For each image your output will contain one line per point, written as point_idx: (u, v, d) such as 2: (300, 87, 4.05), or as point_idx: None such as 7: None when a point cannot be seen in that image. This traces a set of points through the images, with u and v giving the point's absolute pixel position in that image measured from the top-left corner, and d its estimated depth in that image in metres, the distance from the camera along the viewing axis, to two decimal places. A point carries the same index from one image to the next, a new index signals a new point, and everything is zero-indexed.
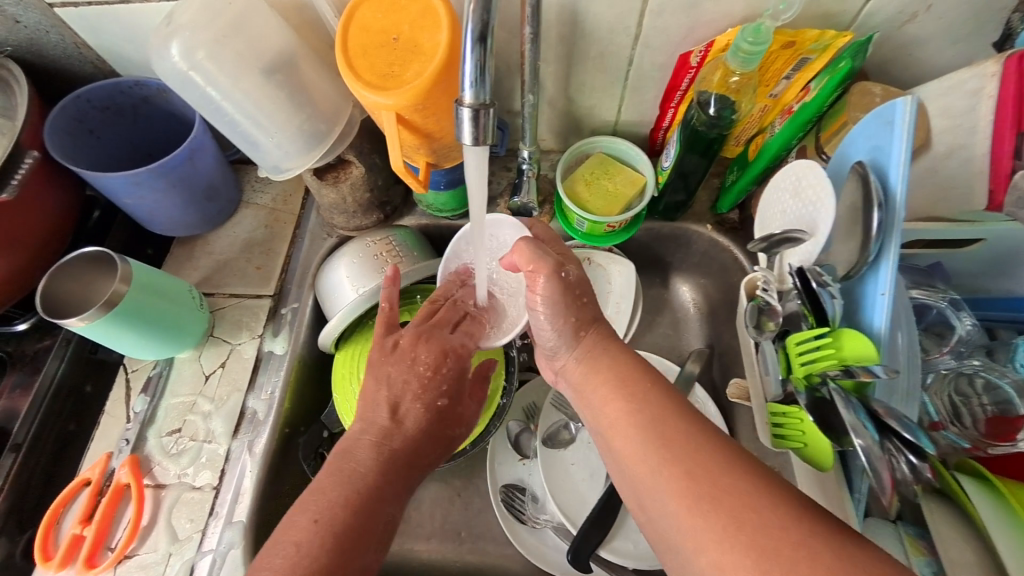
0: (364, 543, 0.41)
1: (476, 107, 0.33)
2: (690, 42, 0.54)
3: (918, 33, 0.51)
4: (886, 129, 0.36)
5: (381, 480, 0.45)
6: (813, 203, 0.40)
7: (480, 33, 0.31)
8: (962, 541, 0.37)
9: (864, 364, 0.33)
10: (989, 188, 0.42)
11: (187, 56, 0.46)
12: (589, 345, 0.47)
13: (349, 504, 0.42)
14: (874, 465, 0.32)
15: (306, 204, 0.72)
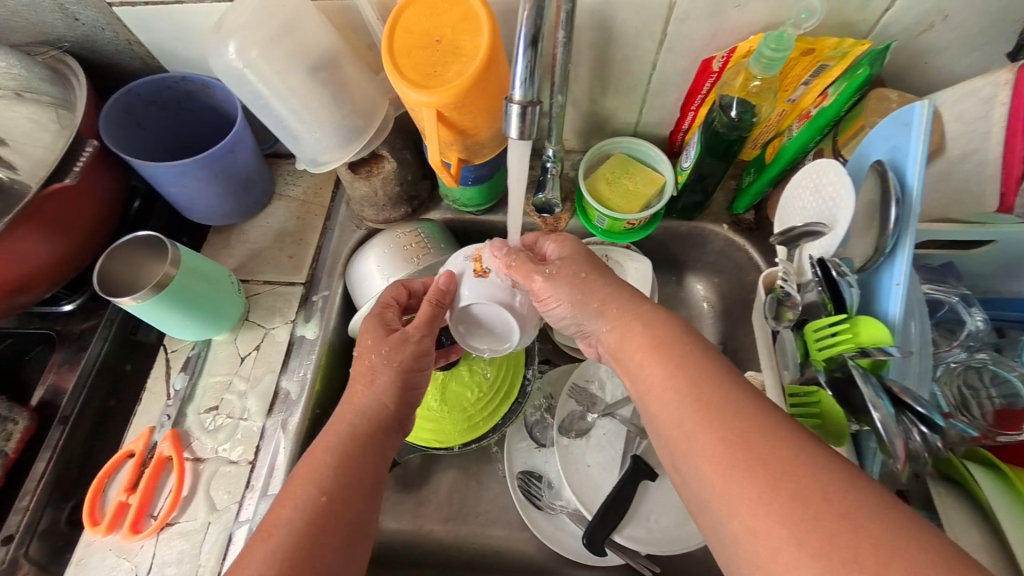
0: (351, 498, 0.43)
1: (524, 104, 0.35)
2: (712, 48, 0.57)
3: (933, 42, 0.53)
4: (904, 131, 0.38)
5: (359, 442, 0.47)
6: (831, 201, 0.42)
7: (531, 37, 0.33)
8: (971, 525, 0.39)
9: (879, 346, 0.35)
10: (1000, 190, 0.44)
11: (242, 55, 0.49)
12: (615, 313, 0.47)
13: (331, 470, 0.44)
14: (889, 438, 0.34)
15: (335, 197, 0.75)
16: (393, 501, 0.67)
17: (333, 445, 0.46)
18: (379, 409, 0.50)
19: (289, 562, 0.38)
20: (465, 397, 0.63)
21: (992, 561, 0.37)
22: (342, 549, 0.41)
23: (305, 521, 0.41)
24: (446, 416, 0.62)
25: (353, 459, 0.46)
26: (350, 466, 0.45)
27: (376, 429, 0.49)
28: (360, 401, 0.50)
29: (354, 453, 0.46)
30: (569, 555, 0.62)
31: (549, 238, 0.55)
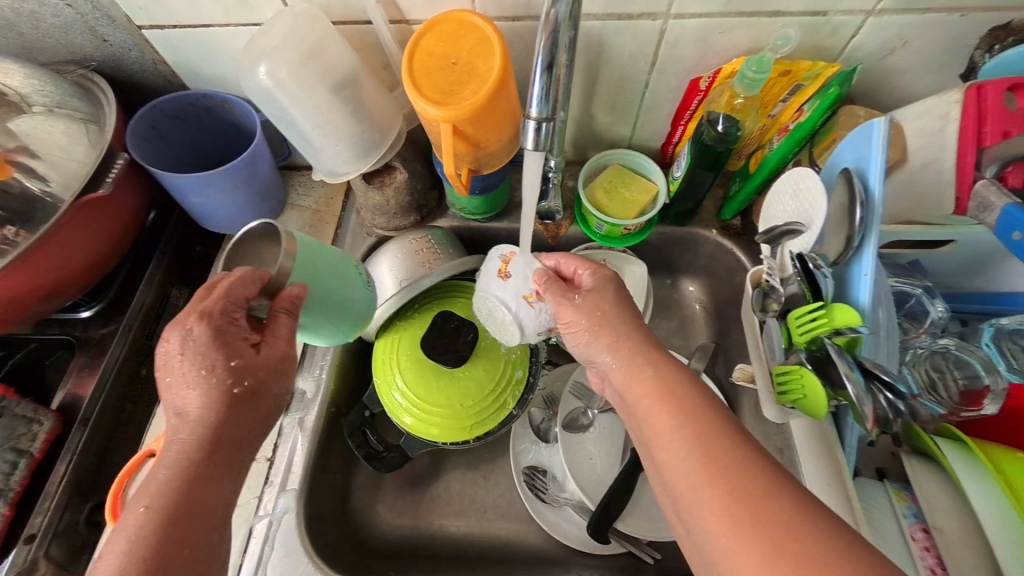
0: (175, 550, 0.38)
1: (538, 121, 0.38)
2: (700, 69, 0.62)
3: (897, 65, 0.60)
4: (866, 143, 0.43)
5: (186, 475, 0.41)
6: (809, 204, 0.47)
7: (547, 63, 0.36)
8: (941, 492, 0.44)
9: (852, 327, 0.39)
10: (955, 195, 0.49)
11: (271, 75, 0.53)
12: (626, 353, 0.50)
13: (154, 523, 0.38)
14: (861, 402, 0.39)
15: (346, 206, 0.79)
16: (404, 499, 0.70)
17: (161, 480, 0.40)
18: (221, 427, 0.43)
19: None
20: (471, 396, 0.66)
21: (959, 524, 0.42)
22: (197, 572, 0.39)
23: None
24: (455, 413, 0.65)
25: (187, 487, 0.40)
26: (189, 496, 0.40)
27: (218, 444, 0.43)
28: (196, 415, 0.42)
29: (193, 485, 0.41)
30: (575, 545, 0.65)
31: (582, 268, 0.60)
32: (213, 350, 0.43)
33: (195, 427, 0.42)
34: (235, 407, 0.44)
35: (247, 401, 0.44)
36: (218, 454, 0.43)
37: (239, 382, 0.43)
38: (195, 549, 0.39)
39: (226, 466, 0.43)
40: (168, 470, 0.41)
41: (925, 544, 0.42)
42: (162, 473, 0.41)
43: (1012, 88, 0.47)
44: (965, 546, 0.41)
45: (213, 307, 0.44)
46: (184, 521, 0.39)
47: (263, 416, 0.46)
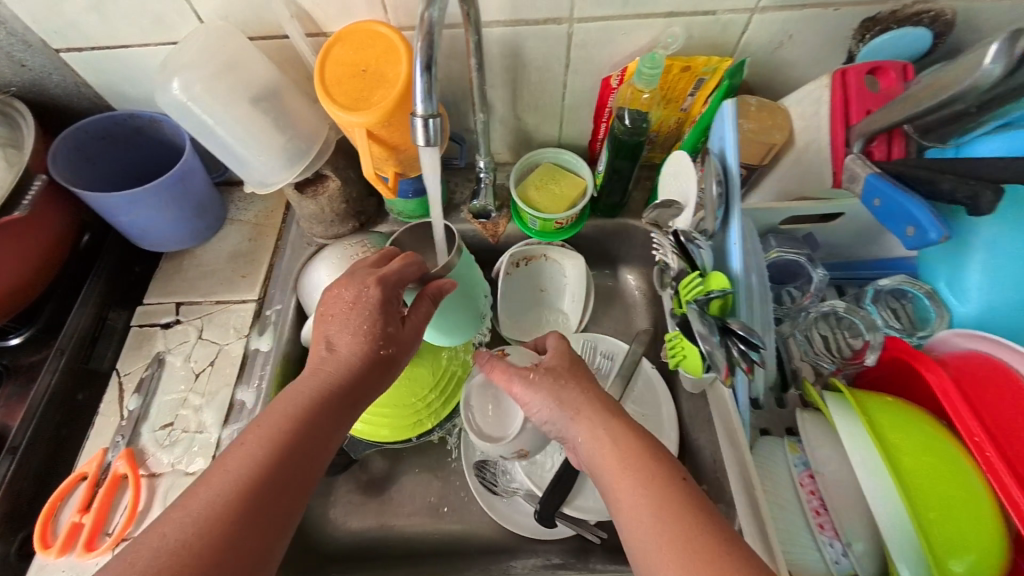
0: (291, 478, 0.40)
1: (425, 118, 0.39)
2: (610, 68, 0.66)
3: (786, 57, 0.65)
4: (720, 121, 0.45)
5: (320, 408, 0.44)
6: (685, 182, 0.48)
7: (424, 63, 0.36)
8: (829, 442, 0.45)
9: (723, 289, 0.38)
10: (832, 170, 0.53)
11: (186, 90, 0.54)
12: (591, 424, 0.46)
13: (289, 437, 0.42)
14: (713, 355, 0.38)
15: (287, 218, 0.80)
16: (355, 503, 0.70)
17: (302, 398, 0.44)
18: (359, 373, 0.47)
19: (242, 507, 0.37)
20: (415, 395, 0.67)
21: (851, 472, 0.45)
22: (295, 505, 0.40)
23: (234, 487, 0.38)
24: (400, 413, 0.67)
25: (318, 414, 0.44)
26: (315, 424, 0.44)
27: (352, 391, 0.47)
28: (343, 352, 0.48)
29: (322, 412, 0.44)
30: (526, 534, 0.66)
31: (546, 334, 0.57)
32: (371, 308, 0.49)
33: (337, 366, 0.47)
34: (372, 364, 0.48)
35: (383, 365, 0.49)
36: (348, 397, 0.47)
37: (386, 349, 0.49)
38: (302, 479, 0.41)
39: (349, 410, 0.47)
40: (307, 396, 0.45)
41: (811, 488, 0.45)
42: (300, 395, 0.45)
43: (873, 71, 0.52)
44: (846, 487, 0.43)
45: (388, 276, 0.51)
46: (307, 447, 0.42)
47: (386, 383, 0.50)
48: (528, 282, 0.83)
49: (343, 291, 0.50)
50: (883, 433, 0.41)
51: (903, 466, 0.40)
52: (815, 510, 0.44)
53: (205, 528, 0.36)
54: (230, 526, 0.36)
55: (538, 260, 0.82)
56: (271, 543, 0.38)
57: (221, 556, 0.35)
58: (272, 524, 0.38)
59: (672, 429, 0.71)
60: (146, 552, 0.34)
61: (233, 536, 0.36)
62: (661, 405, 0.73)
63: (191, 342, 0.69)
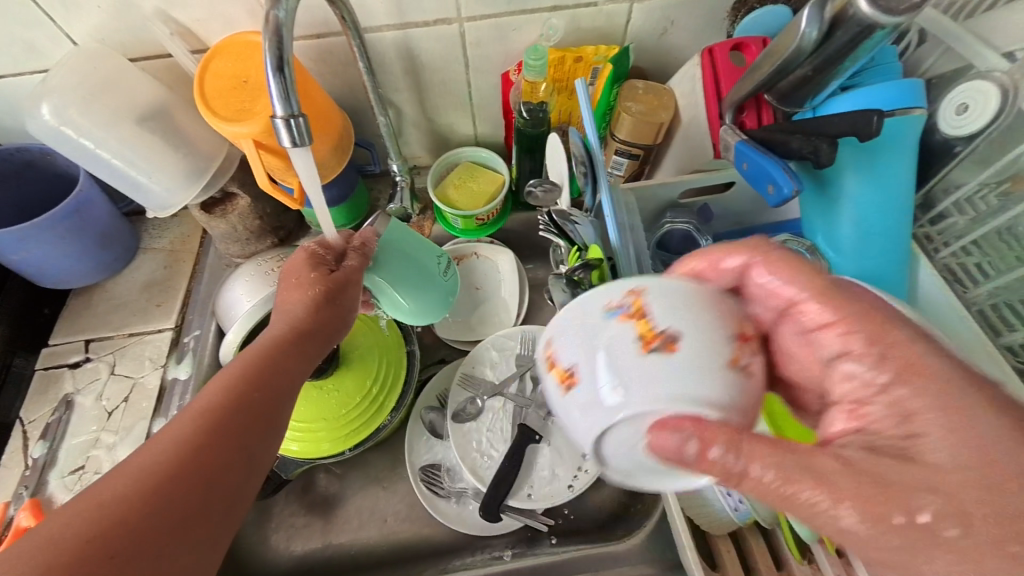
0: (251, 406, 0.41)
1: (286, 118, 0.39)
2: (508, 64, 0.68)
3: (674, 42, 0.67)
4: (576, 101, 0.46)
5: (275, 348, 0.46)
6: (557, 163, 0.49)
7: (275, 63, 0.37)
8: None
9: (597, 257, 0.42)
10: (711, 143, 0.55)
11: (58, 114, 0.52)
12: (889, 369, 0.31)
13: (244, 373, 0.43)
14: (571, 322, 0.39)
15: (204, 242, 0.77)
16: (298, 525, 0.71)
17: (259, 344, 0.46)
18: (313, 319, 0.49)
19: (206, 432, 0.38)
20: (346, 404, 0.67)
21: None
22: (259, 431, 0.41)
23: (195, 419, 0.39)
24: (332, 424, 0.66)
25: (277, 355, 0.46)
26: (275, 361, 0.45)
27: (304, 333, 0.48)
28: (290, 305, 0.49)
29: (279, 351, 0.46)
30: (474, 531, 0.68)
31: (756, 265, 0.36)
32: (308, 267, 0.51)
33: (290, 314, 0.49)
34: (319, 308, 0.50)
35: (331, 305, 0.51)
36: (303, 339, 0.48)
37: (325, 289, 0.50)
38: (264, 409, 0.42)
39: (308, 347, 0.48)
40: (266, 340, 0.46)
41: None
42: (258, 341, 0.47)
43: (737, 47, 0.55)
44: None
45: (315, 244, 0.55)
46: (268, 384, 0.44)
47: (340, 321, 0.52)
48: (462, 281, 0.83)
49: (286, 267, 0.53)
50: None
51: (777, 409, 0.42)
52: None
53: (171, 451, 0.37)
54: (194, 449, 0.37)
55: (470, 259, 0.84)
56: (237, 467, 0.39)
57: (187, 476, 0.36)
58: (237, 449, 0.39)
59: None
60: (118, 482, 0.34)
61: (200, 459, 0.37)
62: None
63: (102, 379, 0.66)
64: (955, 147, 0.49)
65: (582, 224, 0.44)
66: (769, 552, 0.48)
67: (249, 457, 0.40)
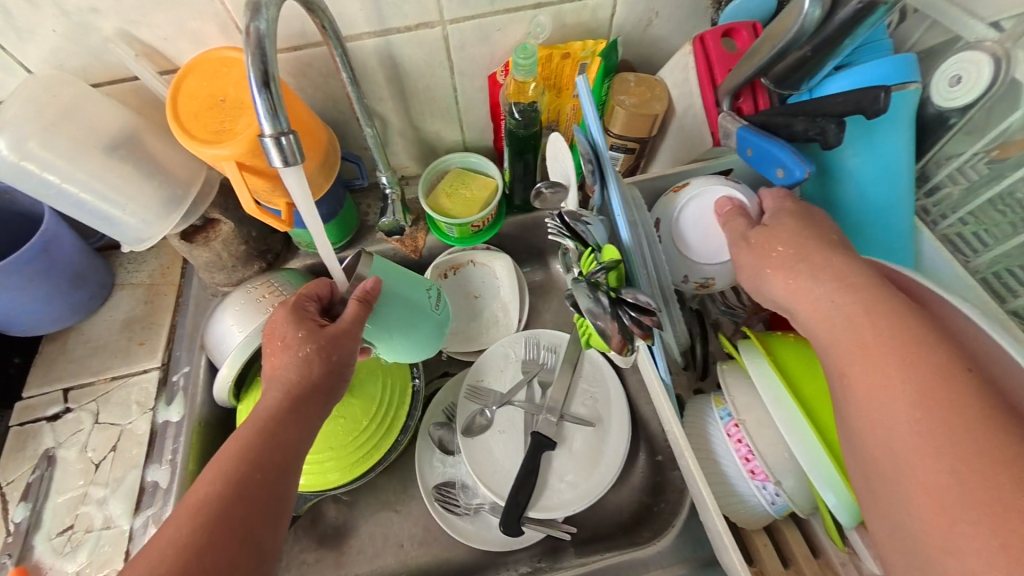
0: (250, 491, 0.41)
1: (276, 136, 0.36)
2: (494, 65, 0.66)
3: (660, 32, 0.67)
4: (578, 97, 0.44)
5: (270, 420, 0.45)
6: (563, 163, 0.48)
7: (260, 79, 0.34)
8: (746, 388, 0.45)
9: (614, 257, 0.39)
10: (710, 131, 0.54)
11: (16, 147, 0.48)
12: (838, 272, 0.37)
13: (240, 456, 0.42)
14: (597, 323, 0.38)
15: (186, 273, 0.73)
16: (310, 562, 0.67)
17: (255, 421, 0.45)
18: (310, 381, 0.48)
19: (204, 529, 0.38)
20: (352, 430, 0.64)
21: None
22: (261, 516, 0.40)
23: (193, 517, 0.38)
24: (339, 451, 0.63)
25: (276, 430, 0.45)
26: (273, 437, 0.45)
27: (299, 397, 0.47)
28: (281, 372, 0.48)
29: (276, 427, 0.45)
30: (495, 548, 0.66)
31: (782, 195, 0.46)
32: (293, 326, 0.49)
33: (283, 380, 0.48)
34: (313, 368, 0.48)
35: (323, 363, 0.49)
36: (298, 404, 0.47)
37: (318, 347, 0.48)
38: (264, 490, 0.42)
39: (305, 413, 0.47)
40: (262, 416, 0.45)
41: (739, 436, 0.45)
42: (256, 415, 0.46)
43: (727, 34, 0.55)
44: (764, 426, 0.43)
45: (299, 298, 0.52)
46: (268, 463, 0.43)
47: (339, 377, 0.51)
48: (460, 290, 0.81)
49: (269, 326, 0.51)
50: (789, 372, 0.42)
51: (807, 397, 0.41)
52: (744, 457, 0.44)
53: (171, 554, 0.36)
54: (196, 551, 0.36)
55: (466, 267, 0.82)
56: (245, 559, 0.38)
57: None
58: (243, 541, 0.39)
59: (621, 407, 0.72)
60: None
61: (205, 559, 0.36)
62: (607, 385, 0.74)
63: (86, 430, 0.61)
64: (949, 119, 0.49)
65: (594, 224, 0.41)
66: (804, 539, 0.47)
67: (255, 544, 0.39)
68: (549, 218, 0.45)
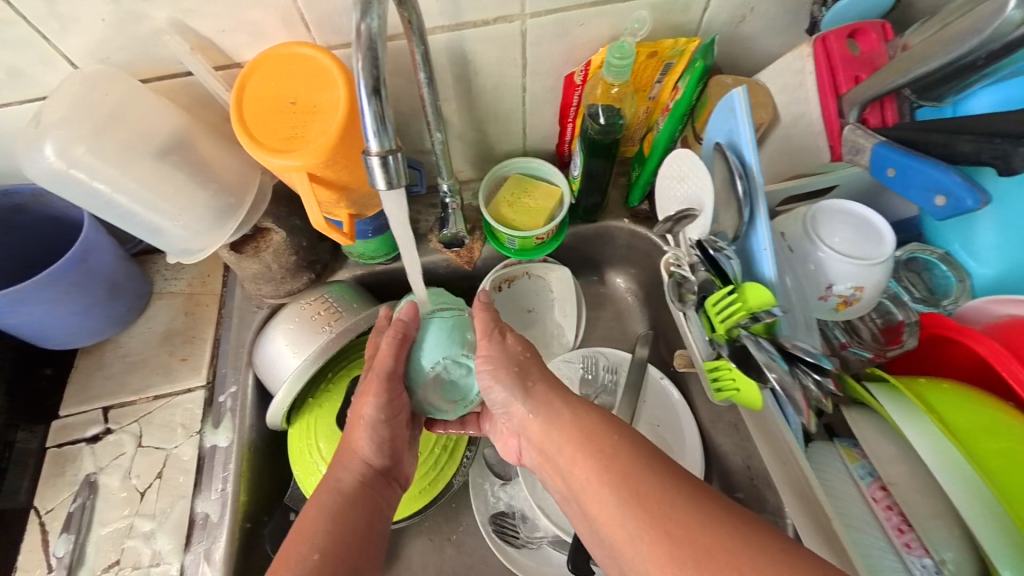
0: None
1: (382, 155, 0.34)
2: (571, 64, 0.60)
3: (750, 31, 0.59)
4: (731, 114, 0.39)
5: (344, 505, 0.47)
6: (694, 183, 0.42)
7: (371, 87, 0.31)
8: (886, 440, 0.42)
9: (768, 310, 0.34)
10: (828, 144, 0.50)
11: (64, 154, 0.43)
12: (570, 415, 0.46)
13: (325, 536, 0.43)
14: (788, 391, 0.35)
15: (227, 282, 0.67)
16: None
17: (324, 503, 0.47)
18: (391, 422, 0.52)
19: None
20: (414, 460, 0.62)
21: (909, 468, 0.40)
22: None
23: None
24: None
25: (344, 509, 0.46)
26: (347, 520, 0.46)
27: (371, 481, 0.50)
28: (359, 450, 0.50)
29: (346, 510, 0.46)
30: None
31: (857, 285, 0.42)
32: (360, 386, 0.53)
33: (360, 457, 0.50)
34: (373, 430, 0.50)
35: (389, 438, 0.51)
36: (370, 487, 0.49)
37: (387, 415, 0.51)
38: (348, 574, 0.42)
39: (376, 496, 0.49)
40: (327, 492, 0.47)
41: (887, 503, 0.40)
42: (326, 497, 0.47)
43: (852, 34, 0.49)
44: (919, 494, 0.39)
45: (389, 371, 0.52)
46: (347, 550, 0.43)
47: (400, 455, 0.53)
48: (514, 305, 0.75)
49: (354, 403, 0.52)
50: (947, 418, 0.38)
51: (979, 454, 0.36)
52: (896, 528, 0.39)
53: None
54: None
55: (520, 280, 0.75)
56: None
57: None
58: None
59: (693, 437, 0.66)
60: None
61: None
62: (676, 412, 0.68)
63: (128, 454, 0.57)
64: None
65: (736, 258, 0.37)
66: None
67: None
68: (678, 254, 0.43)
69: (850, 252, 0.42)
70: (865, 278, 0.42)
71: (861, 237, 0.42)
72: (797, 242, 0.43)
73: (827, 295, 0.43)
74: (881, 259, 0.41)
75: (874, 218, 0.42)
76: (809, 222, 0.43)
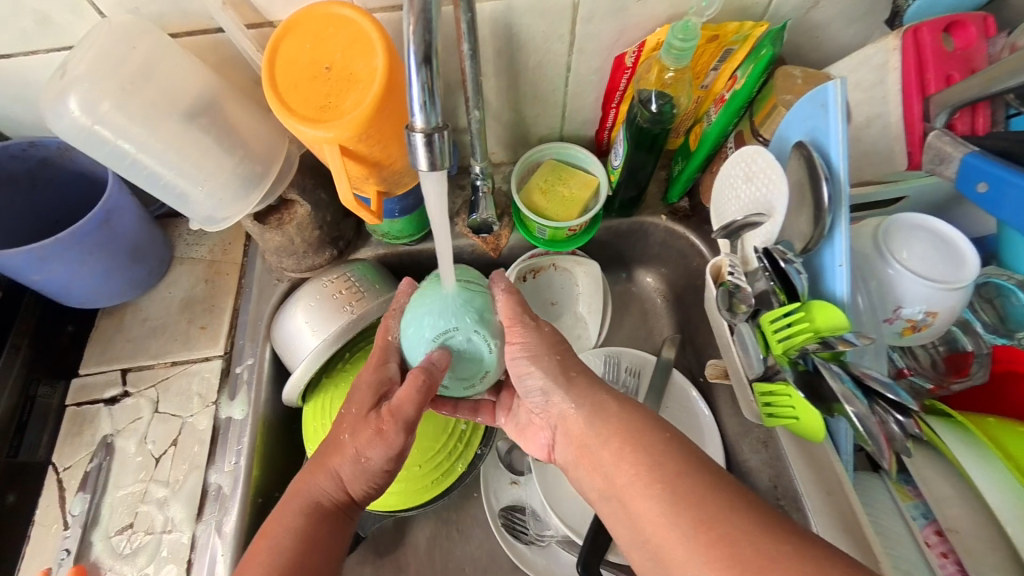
0: None
1: (428, 132, 0.33)
2: (622, 44, 0.56)
3: (822, 18, 0.54)
4: (821, 112, 0.40)
5: (319, 523, 0.44)
6: (765, 186, 0.44)
7: (422, 55, 0.31)
8: (944, 481, 0.43)
9: (838, 333, 0.38)
10: (906, 150, 0.45)
11: (90, 110, 0.41)
12: (616, 414, 0.43)
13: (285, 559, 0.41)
14: (866, 426, 0.37)
15: (248, 252, 0.66)
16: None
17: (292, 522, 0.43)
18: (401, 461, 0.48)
19: None
20: (427, 450, 0.61)
21: (969, 508, 0.41)
22: None
23: None
24: (415, 470, 0.60)
25: (312, 530, 0.43)
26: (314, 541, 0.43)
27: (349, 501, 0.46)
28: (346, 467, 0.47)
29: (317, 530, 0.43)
30: None
31: (930, 309, 0.41)
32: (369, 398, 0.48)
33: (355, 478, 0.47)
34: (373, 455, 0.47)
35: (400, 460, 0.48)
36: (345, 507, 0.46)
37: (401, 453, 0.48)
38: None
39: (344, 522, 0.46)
40: (302, 506, 0.44)
41: (942, 548, 0.42)
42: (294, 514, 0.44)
43: (948, 27, 0.44)
44: (985, 545, 0.40)
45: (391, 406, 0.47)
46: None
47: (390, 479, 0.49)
48: (538, 298, 0.72)
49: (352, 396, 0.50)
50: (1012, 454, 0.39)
51: None
52: None
53: None
54: None
55: (547, 271, 0.72)
56: None
57: None
58: None
59: (716, 450, 0.63)
60: None
61: None
62: (700, 421, 0.65)
63: (145, 419, 0.57)
64: None
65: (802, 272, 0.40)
66: None
67: None
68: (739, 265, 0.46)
69: (929, 273, 0.40)
70: (938, 303, 0.41)
71: (939, 259, 0.40)
72: (869, 257, 0.42)
73: (895, 316, 0.42)
74: (960, 283, 0.40)
75: (955, 237, 0.41)
76: (880, 234, 0.42)
